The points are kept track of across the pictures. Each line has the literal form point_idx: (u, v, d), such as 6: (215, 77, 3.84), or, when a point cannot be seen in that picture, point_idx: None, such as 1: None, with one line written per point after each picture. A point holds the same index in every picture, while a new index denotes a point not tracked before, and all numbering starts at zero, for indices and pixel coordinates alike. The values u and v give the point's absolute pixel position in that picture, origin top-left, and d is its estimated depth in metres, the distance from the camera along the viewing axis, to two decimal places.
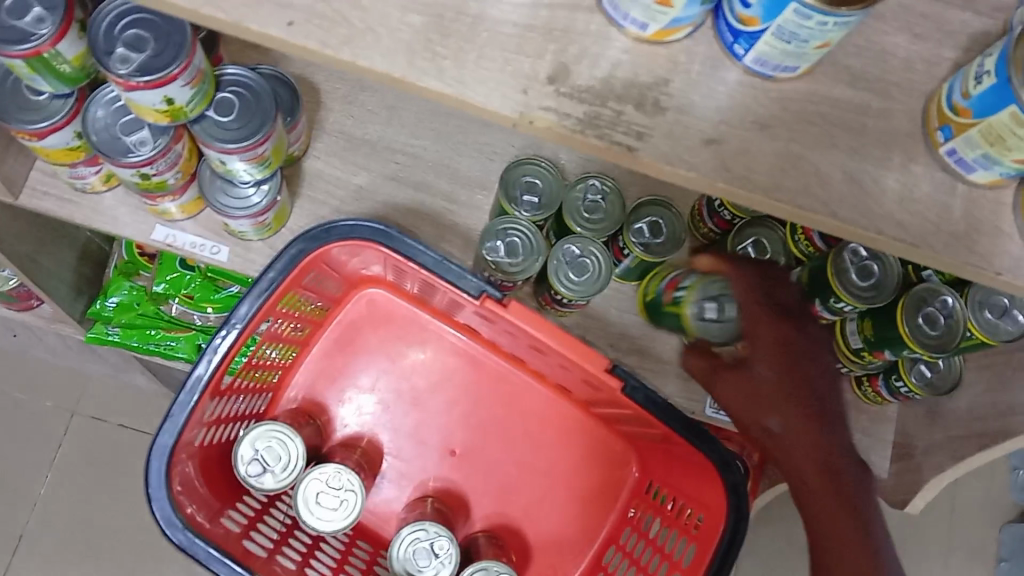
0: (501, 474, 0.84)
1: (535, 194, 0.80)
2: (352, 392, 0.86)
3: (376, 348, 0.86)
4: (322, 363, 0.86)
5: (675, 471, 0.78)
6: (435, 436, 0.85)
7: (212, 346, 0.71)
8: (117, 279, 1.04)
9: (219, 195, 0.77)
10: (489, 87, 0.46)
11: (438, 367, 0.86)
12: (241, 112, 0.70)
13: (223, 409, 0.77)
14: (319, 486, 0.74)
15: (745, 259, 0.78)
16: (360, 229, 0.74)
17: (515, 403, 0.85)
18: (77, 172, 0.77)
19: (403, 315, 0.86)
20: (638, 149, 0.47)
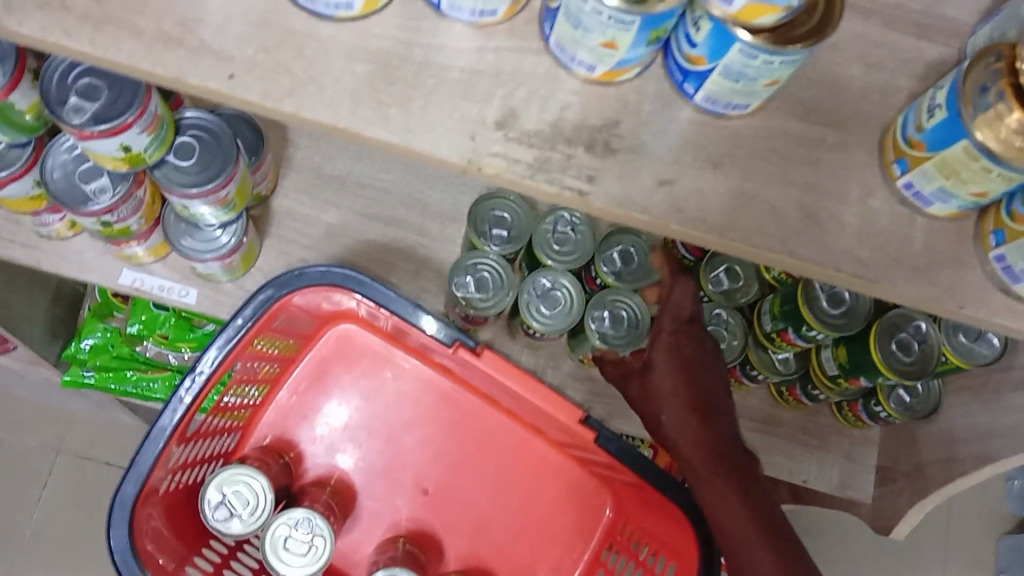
0: (475, 512, 0.84)
1: (504, 227, 0.79)
2: (325, 430, 0.85)
3: (348, 386, 0.86)
4: (292, 402, 0.85)
5: (649, 514, 0.78)
6: (409, 474, 0.84)
7: (177, 395, 0.71)
8: (90, 321, 1.02)
9: (183, 237, 0.77)
10: (435, 134, 0.45)
11: (412, 403, 0.85)
12: (202, 156, 0.69)
13: (192, 453, 0.77)
14: (287, 531, 0.73)
15: (717, 287, 0.77)
16: (329, 275, 0.76)
17: (490, 439, 0.85)
18: (41, 219, 0.77)
19: (375, 352, 0.86)
20: (590, 193, 0.46)
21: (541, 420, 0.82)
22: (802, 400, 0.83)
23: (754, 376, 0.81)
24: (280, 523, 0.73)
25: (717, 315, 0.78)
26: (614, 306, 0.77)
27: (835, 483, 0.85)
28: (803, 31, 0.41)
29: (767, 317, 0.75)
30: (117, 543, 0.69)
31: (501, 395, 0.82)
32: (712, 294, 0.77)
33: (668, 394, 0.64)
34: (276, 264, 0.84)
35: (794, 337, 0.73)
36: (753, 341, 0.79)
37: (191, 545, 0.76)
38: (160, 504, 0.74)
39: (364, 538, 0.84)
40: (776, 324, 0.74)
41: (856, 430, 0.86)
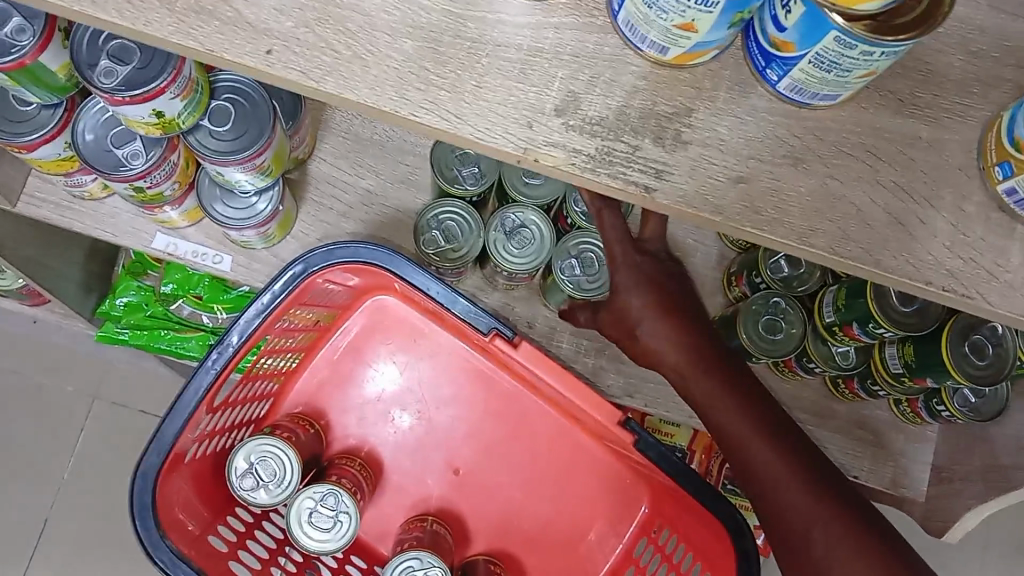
0: (504, 497, 0.82)
1: (473, 164, 0.72)
2: (354, 403, 0.83)
3: (382, 357, 0.84)
4: (326, 370, 0.84)
5: (685, 516, 0.76)
6: (439, 455, 0.83)
7: (205, 363, 0.70)
8: (125, 278, 1.01)
9: (216, 203, 0.73)
10: (489, 120, 0.41)
11: (445, 379, 0.83)
12: (237, 121, 0.66)
13: (221, 419, 0.76)
14: (315, 509, 0.71)
15: (777, 272, 0.73)
16: (368, 253, 0.74)
17: (524, 423, 0.83)
18: (74, 180, 0.74)
19: (412, 325, 0.83)
20: (657, 189, 0.41)
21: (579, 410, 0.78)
22: (860, 395, 0.79)
23: (809, 368, 0.76)
24: (306, 498, 0.71)
25: (776, 303, 0.73)
26: (580, 248, 0.73)
27: (886, 481, 0.82)
28: (908, 19, 0.36)
29: (828, 309, 0.70)
30: (140, 507, 0.68)
31: (537, 381, 0.79)
32: (771, 281, 0.73)
33: (637, 308, 0.65)
34: (315, 232, 0.81)
35: (859, 333, 0.68)
36: (811, 331, 0.74)
37: (215, 512, 0.75)
38: (187, 469, 0.73)
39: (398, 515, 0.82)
40: (839, 317, 0.69)
41: (911, 425, 0.82)
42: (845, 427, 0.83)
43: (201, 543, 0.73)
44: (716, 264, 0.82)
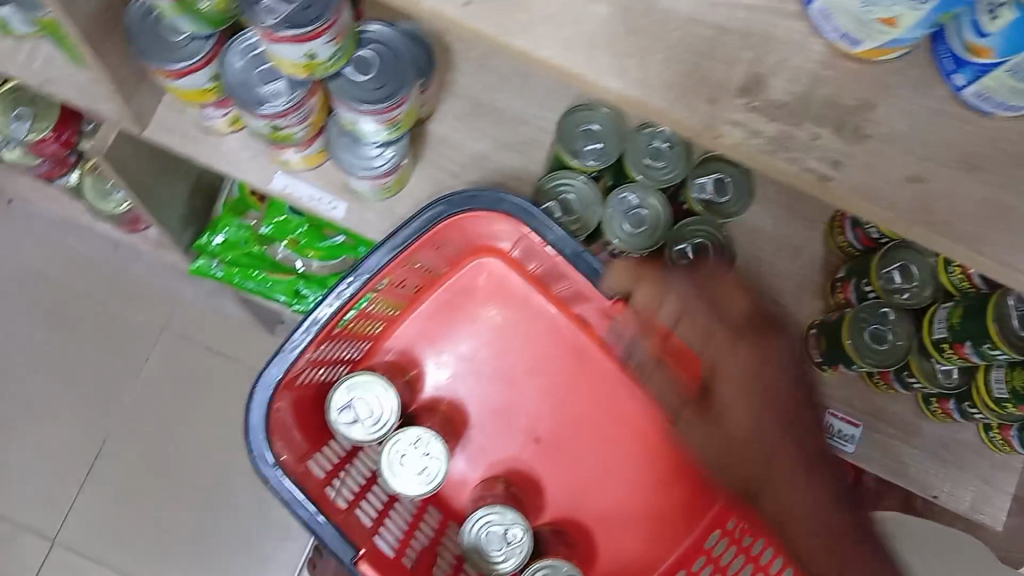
0: (581, 471, 0.84)
1: (596, 140, 0.73)
2: (449, 356, 0.85)
3: (480, 317, 0.85)
4: (427, 321, 0.85)
5: (766, 512, 0.76)
6: (521, 421, 0.84)
7: (334, 291, 0.72)
8: (227, 216, 1.05)
9: (344, 151, 0.75)
10: (674, 93, 0.41)
11: (539, 348, 0.84)
12: (379, 72, 0.67)
13: (328, 352, 0.78)
14: (406, 453, 0.76)
15: (887, 284, 0.73)
16: (505, 203, 0.74)
17: (610, 401, 0.84)
18: (205, 112, 0.76)
19: (516, 290, 0.84)
20: (832, 178, 0.42)
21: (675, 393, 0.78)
22: (952, 415, 0.78)
23: (908, 384, 0.75)
24: (400, 439, 0.77)
25: (885, 313, 0.74)
26: (693, 235, 0.73)
27: (965, 505, 0.81)
28: None
29: (940, 325, 0.70)
30: (253, 424, 0.72)
31: (642, 356, 0.79)
32: (881, 292, 0.74)
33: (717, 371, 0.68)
34: (426, 189, 0.82)
35: (970, 352, 0.68)
36: (916, 346, 0.74)
37: (312, 442, 0.78)
38: (289, 394, 0.75)
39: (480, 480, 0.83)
40: (951, 335, 0.69)
41: (998, 453, 0.81)
42: (930, 447, 0.82)
43: (303, 464, 0.75)
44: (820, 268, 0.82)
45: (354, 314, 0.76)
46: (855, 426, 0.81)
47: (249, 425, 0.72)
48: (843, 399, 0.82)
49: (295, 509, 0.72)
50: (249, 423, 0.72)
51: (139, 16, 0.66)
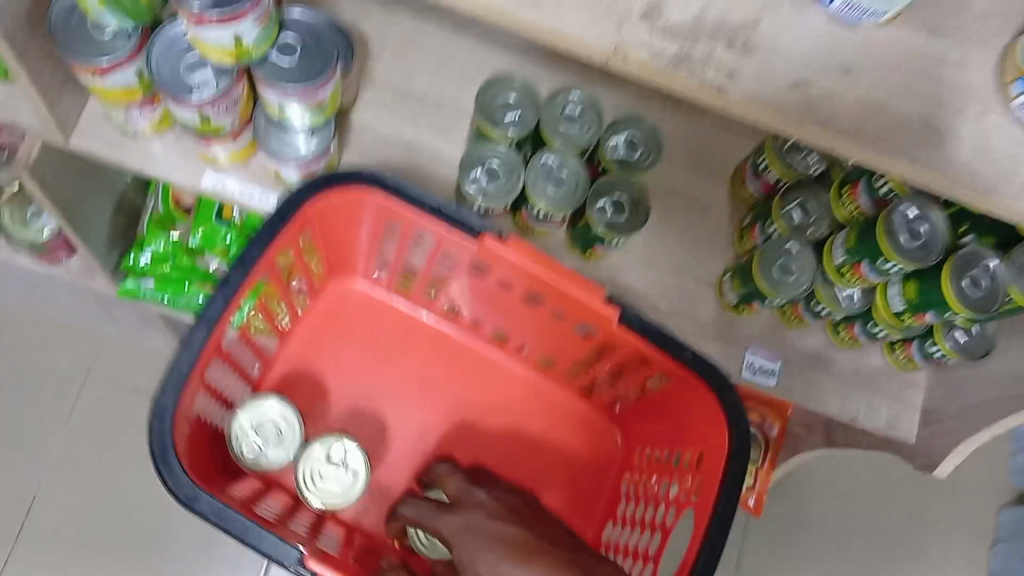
0: (489, 440, 0.99)
1: (514, 110, 0.78)
2: (339, 375, 0.98)
3: (346, 330, 1.00)
4: (302, 344, 0.98)
5: (654, 421, 0.94)
6: (417, 411, 0.99)
7: (226, 282, 0.78)
8: (153, 231, 1.04)
9: (272, 141, 0.78)
10: (585, 20, 0.47)
11: (413, 354, 1.00)
12: (304, 57, 0.71)
13: (221, 383, 0.89)
14: (318, 465, 0.91)
15: (790, 220, 0.80)
16: (364, 176, 0.81)
17: (490, 375, 1.01)
18: (130, 114, 0.77)
19: (374, 306, 1.01)
20: (729, 87, 0.47)
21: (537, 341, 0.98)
22: (858, 338, 0.86)
23: (817, 311, 0.83)
24: (311, 454, 0.92)
25: (789, 248, 0.80)
26: (612, 192, 0.78)
27: (882, 423, 0.88)
28: None
29: (839, 250, 0.77)
30: (159, 446, 0.74)
31: (519, 294, 0.90)
32: (785, 228, 0.80)
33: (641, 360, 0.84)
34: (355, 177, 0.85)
35: (867, 271, 0.75)
36: (821, 276, 0.81)
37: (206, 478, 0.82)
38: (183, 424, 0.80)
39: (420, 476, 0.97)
40: (850, 258, 0.76)
41: (904, 372, 0.89)
42: (844, 373, 0.89)
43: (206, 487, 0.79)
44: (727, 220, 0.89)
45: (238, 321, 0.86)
46: (774, 360, 0.87)
47: (151, 445, 0.73)
48: (762, 337, 0.88)
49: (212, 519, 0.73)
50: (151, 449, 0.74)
51: (61, 21, 0.68)
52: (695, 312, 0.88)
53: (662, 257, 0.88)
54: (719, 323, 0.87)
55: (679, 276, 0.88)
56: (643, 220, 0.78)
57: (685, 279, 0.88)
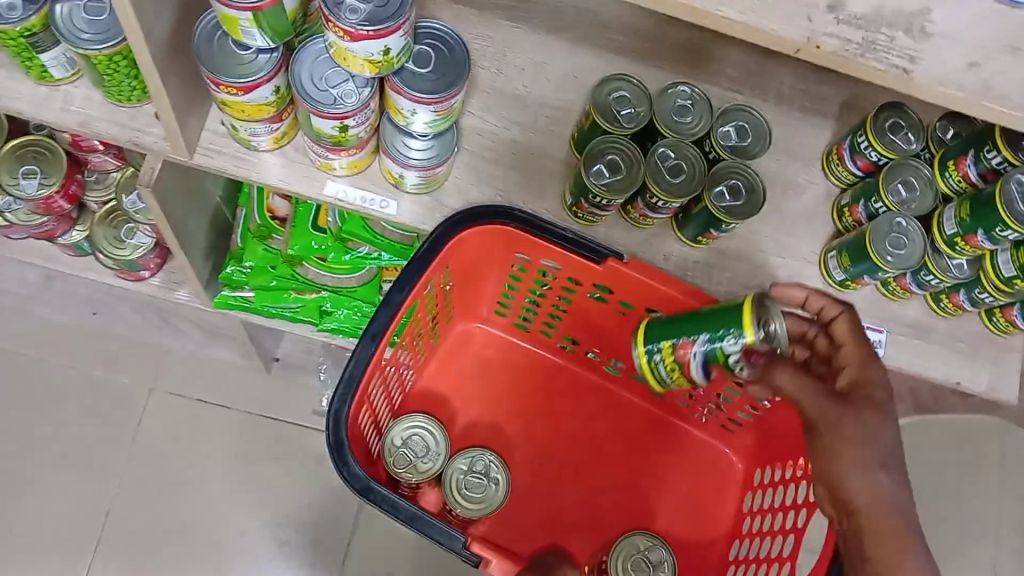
0: (610, 466, 1.09)
1: (630, 106, 0.82)
2: (472, 405, 1.10)
3: (473, 368, 1.11)
4: (435, 371, 1.10)
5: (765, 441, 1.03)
6: (540, 435, 1.10)
7: (389, 300, 0.84)
8: (251, 243, 1.07)
9: (397, 149, 0.80)
10: (778, 14, 0.49)
11: (535, 386, 1.12)
12: (437, 65, 0.73)
13: (377, 400, 0.96)
14: (463, 475, 1.02)
15: (897, 196, 0.83)
16: (508, 213, 0.87)
17: (606, 407, 1.11)
18: (255, 129, 0.80)
19: (498, 343, 1.13)
20: (913, 70, 0.50)
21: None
22: (961, 307, 0.88)
23: (925, 282, 0.85)
24: (456, 466, 1.02)
25: (899, 223, 0.83)
26: (727, 178, 0.81)
27: (985, 385, 0.91)
28: None
29: (951, 222, 0.80)
30: (342, 440, 0.81)
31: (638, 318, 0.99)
32: (892, 205, 0.83)
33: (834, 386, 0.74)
34: (466, 179, 0.87)
35: (981, 240, 0.78)
36: (930, 249, 0.84)
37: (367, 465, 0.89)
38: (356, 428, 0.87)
39: (555, 495, 1.07)
40: (962, 229, 0.79)
41: (1002, 336, 0.93)
42: (946, 340, 0.92)
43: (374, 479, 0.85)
44: (824, 200, 0.92)
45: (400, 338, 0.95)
46: (880, 332, 0.91)
47: (332, 447, 0.80)
48: (866, 311, 0.91)
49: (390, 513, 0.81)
50: (331, 450, 0.80)
51: (204, 36, 0.71)
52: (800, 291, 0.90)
53: (767, 239, 0.90)
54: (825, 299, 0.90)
55: (784, 258, 0.90)
56: (762, 202, 0.80)
57: (790, 260, 0.90)
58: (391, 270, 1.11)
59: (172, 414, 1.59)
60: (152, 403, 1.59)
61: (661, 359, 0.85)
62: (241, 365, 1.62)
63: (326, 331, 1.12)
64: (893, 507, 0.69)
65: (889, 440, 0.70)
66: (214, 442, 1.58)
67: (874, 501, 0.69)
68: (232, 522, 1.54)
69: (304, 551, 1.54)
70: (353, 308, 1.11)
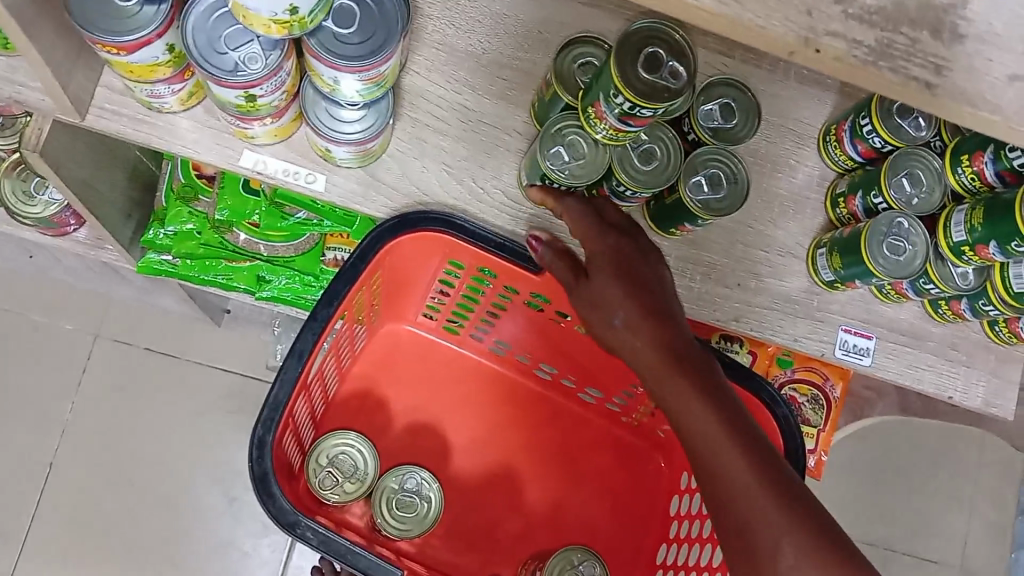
0: (543, 474, 1.05)
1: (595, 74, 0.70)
2: (404, 410, 1.04)
3: (404, 375, 1.05)
4: (360, 375, 1.03)
5: None
6: (473, 444, 1.05)
7: (315, 317, 0.80)
8: (175, 205, 0.95)
9: (322, 118, 0.68)
10: (770, 8, 0.42)
11: (467, 392, 1.06)
12: (363, 24, 0.61)
13: (301, 418, 0.90)
14: (396, 494, 0.99)
15: (900, 192, 0.72)
16: (428, 220, 0.79)
17: (541, 412, 1.07)
18: (156, 91, 0.68)
19: (423, 345, 1.06)
20: (937, 85, 0.43)
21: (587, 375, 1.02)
22: (962, 315, 0.79)
23: (924, 290, 0.76)
24: (386, 486, 0.99)
25: (900, 224, 0.72)
26: (707, 166, 0.71)
27: (980, 401, 0.82)
28: None
29: (959, 228, 0.71)
30: (266, 471, 0.77)
31: (572, 327, 0.94)
32: (894, 202, 0.73)
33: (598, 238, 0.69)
34: (407, 151, 0.76)
35: (992, 253, 0.69)
36: (932, 254, 0.74)
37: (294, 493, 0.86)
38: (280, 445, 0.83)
39: (487, 511, 1.03)
40: (972, 238, 0.70)
41: (1003, 346, 0.84)
42: (940, 349, 0.83)
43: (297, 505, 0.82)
44: (818, 186, 0.81)
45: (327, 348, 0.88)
46: (869, 338, 0.81)
47: (255, 471, 0.77)
48: (856, 314, 0.81)
49: (315, 543, 0.78)
50: (254, 473, 0.77)
51: None
52: (785, 289, 0.80)
53: (753, 230, 0.79)
54: (812, 299, 0.80)
55: (770, 252, 0.79)
56: (744, 195, 0.70)
57: (773, 254, 0.79)
58: (334, 237, 1.01)
59: (119, 364, 1.45)
60: (95, 351, 1.45)
61: (596, 130, 0.66)
62: (188, 316, 1.48)
63: (264, 300, 1.02)
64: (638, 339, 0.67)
65: (620, 293, 0.68)
66: (162, 397, 1.44)
67: (635, 358, 0.68)
68: (182, 480, 1.42)
69: (256, 508, 1.43)
70: (292, 276, 1.00)
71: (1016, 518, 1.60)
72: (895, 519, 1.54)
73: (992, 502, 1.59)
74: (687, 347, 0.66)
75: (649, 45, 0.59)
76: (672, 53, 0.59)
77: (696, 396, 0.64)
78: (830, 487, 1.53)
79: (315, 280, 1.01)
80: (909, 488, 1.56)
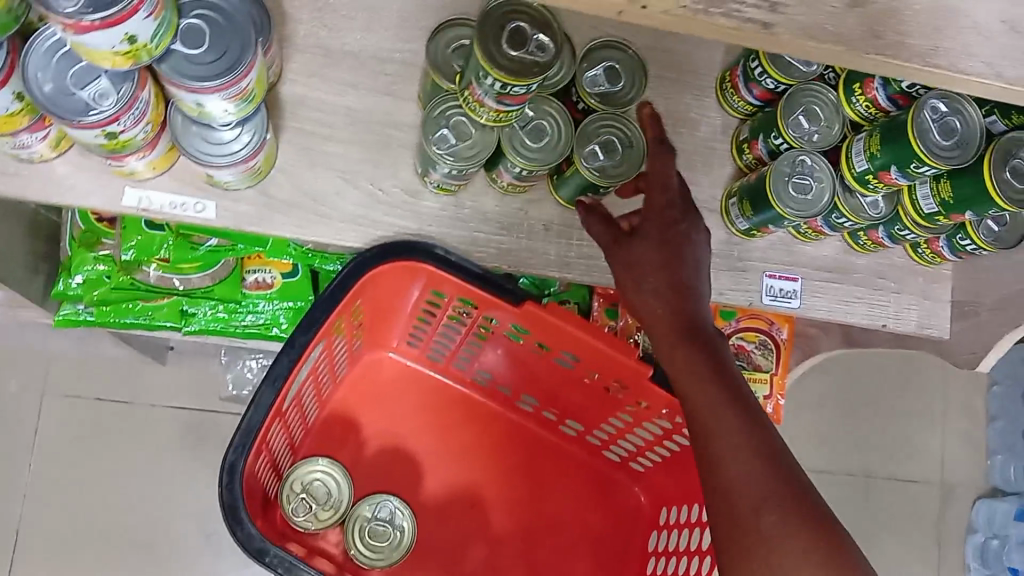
0: (519, 503, 1.04)
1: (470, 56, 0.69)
2: (377, 434, 1.02)
3: (384, 403, 1.03)
4: (339, 402, 1.01)
5: (670, 474, 0.96)
6: (450, 472, 1.03)
7: (272, 375, 0.79)
8: (78, 252, 0.92)
9: (195, 142, 0.65)
10: None
11: (446, 419, 1.04)
12: (214, 41, 0.58)
13: (275, 445, 0.88)
14: (368, 522, 0.97)
15: (798, 131, 0.72)
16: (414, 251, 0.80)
17: (517, 441, 1.05)
18: (22, 142, 0.64)
19: (407, 374, 1.04)
20: (771, 23, 0.45)
21: (566, 407, 1.01)
22: (883, 244, 0.79)
23: (839, 225, 0.75)
24: (359, 514, 0.97)
25: (803, 162, 0.72)
26: (600, 133, 0.70)
27: (914, 324, 0.82)
28: None
29: (860, 158, 0.70)
30: (234, 498, 0.76)
31: (552, 355, 0.94)
32: (793, 141, 0.72)
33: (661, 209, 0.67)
34: (298, 163, 0.73)
35: (895, 177, 0.68)
36: (839, 186, 0.73)
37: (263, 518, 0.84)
38: (252, 472, 0.82)
39: (461, 542, 1.01)
40: (873, 165, 0.69)
41: (928, 267, 0.84)
42: (867, 279, 0.82)
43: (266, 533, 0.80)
44: (722, 135, 0.79)
45: (299, 386, 0.86)
46: (794, 281, 0.80)
47: (225, 495, 0.75)
48: (778, 258, 0.80)
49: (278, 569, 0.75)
50: (224, 498, 0.76)
51: None
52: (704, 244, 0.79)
53: None
54: (732, 251, 0.79)
55: None
56: (641, 158, 0.70)
57: None
58: (253, 259, 0.98)
59: (66, 419, 1.38)
60: (45, 408, 1.38)
61: (480, 114, 0.63)
62: None
63: (192, 335, 0.98)
64: (666, 304, 0.66)
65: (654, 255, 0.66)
66: (117, 447, 1.38)
67: (652, 317, 0.67)
68: (153, 528, 1.37)
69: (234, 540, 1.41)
70: (213, 305, 0.97)
71: (987, 426, 1.62)
72: (870, 446, 1.55)
73: (963, 414, 1.62)
74: (704, 321, 0.67)
75: (513, 20, 0.57)
76: (537, 26, 0.57)
77: (706, 369, 0.65)
78: (802, 427, 1.53)
79: (237, 305, 0.98)
80: (880, 414, 1.57)
